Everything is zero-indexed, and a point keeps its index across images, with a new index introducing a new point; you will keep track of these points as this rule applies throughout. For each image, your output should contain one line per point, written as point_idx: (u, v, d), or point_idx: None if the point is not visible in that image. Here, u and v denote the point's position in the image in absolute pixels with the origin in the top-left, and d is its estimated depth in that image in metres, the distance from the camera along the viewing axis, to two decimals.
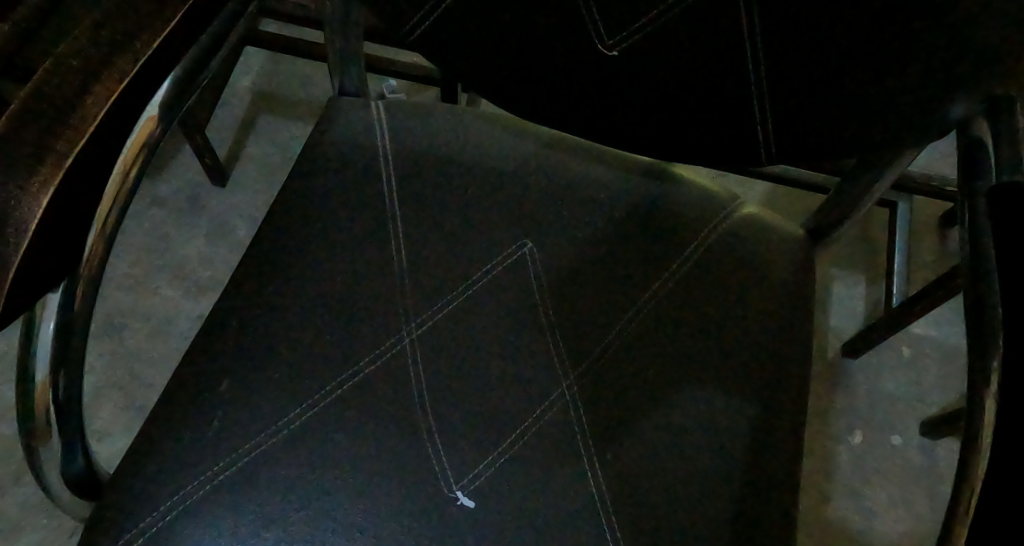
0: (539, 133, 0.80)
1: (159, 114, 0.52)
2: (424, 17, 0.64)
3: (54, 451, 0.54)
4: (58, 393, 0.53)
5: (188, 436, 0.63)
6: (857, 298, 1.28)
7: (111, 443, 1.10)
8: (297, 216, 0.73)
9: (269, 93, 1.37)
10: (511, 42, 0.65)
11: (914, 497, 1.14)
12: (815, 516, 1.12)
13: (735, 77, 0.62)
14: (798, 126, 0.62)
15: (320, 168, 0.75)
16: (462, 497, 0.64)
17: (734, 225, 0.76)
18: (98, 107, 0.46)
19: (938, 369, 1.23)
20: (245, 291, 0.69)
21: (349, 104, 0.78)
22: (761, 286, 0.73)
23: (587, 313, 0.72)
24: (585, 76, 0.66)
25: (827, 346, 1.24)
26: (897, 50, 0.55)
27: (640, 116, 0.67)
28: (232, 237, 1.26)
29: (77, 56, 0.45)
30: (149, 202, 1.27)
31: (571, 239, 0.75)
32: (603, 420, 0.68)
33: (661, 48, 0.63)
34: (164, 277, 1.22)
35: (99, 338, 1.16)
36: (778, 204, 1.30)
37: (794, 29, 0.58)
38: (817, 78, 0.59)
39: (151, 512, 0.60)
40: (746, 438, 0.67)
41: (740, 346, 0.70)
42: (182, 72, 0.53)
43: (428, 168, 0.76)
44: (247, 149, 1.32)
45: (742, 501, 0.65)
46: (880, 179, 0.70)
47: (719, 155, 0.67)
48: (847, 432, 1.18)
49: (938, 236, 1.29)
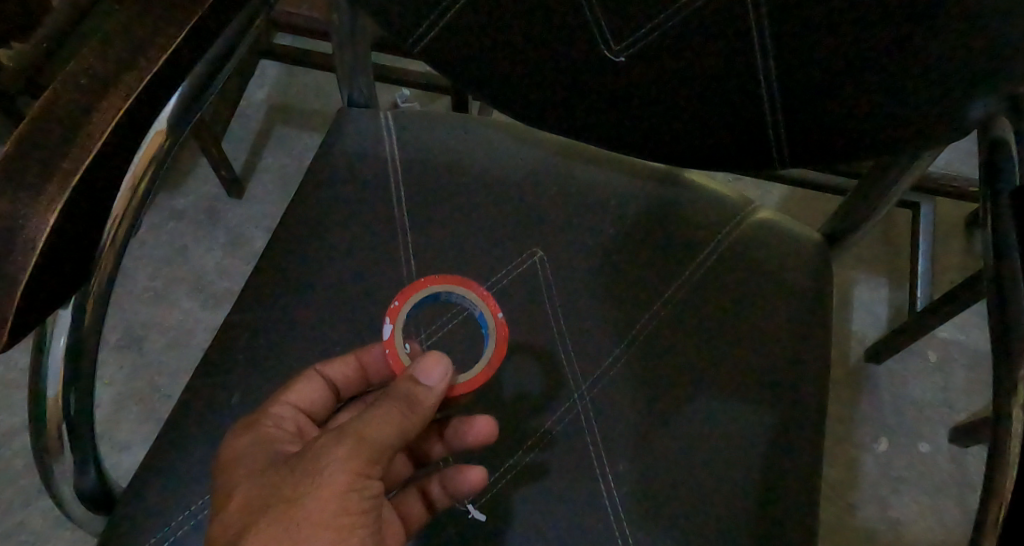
0: (548, 141, 0.79)
1: (167, 129, 0.52)
2: (429, 29, 0.64)
3: (66, 467, 0.54)
4: (69, 409, 0.53)
5: (199, 451, 0.64)
6: (880, 301, 1.25)
7: (132, 456, 1.11)
8: (306, 226, 0.73)
9: (285, 104, 1.37)
10: (519, 50, 0.64)
11: (942, 505, 1.11)
12: (839, 525, 1.11)
13: (747, 82, 0.61)
14: (811, 129, 0.61)
15: (329, 179, 0.75)
16: (473, 510, 0.64)
17: (751, 229, 0.75)
18: (104, 124, 0.47)
19: (965, 373, 1.20)
20: (255, 304, 0.70)
21: (358, 113, 0.78)
22: (779, 292, 0.71)
23: (599, 322, 0.71)
24: (596, 81, 0.65)
25: (850, 351, 1.21)
26: (910, 52, 0.54)
27: (652, 123, 0.66)
28: (250, 249, 1.26)
29: (86, 74, 0.47)
30: (168, 215, 1.28)
31: (582, 245, 0.74)
32: (615, 431, 0.67)
33: (670, 54, 0.62)
34: (183, 289, 1.22)
35: (121, 350, 1.17)
36: (795, 206, 1.29)
37: (807, 31, 0.56)
38: (830, 83, 0.58)
39: (180, 513, 0.63)
40: (765, 448, 0.67)
41: (755, 352, 0.69)
42: (189, 86, 0.53)
43: (437, 177, 0.76)
44: (264, 160, 1.33)
45: (758, 511, 0.65)
46: (899, 183, 0.69)
47: (731, 159, 0.66)
48: (872, 439, 1.16)
49: (963, 237, 1.26)
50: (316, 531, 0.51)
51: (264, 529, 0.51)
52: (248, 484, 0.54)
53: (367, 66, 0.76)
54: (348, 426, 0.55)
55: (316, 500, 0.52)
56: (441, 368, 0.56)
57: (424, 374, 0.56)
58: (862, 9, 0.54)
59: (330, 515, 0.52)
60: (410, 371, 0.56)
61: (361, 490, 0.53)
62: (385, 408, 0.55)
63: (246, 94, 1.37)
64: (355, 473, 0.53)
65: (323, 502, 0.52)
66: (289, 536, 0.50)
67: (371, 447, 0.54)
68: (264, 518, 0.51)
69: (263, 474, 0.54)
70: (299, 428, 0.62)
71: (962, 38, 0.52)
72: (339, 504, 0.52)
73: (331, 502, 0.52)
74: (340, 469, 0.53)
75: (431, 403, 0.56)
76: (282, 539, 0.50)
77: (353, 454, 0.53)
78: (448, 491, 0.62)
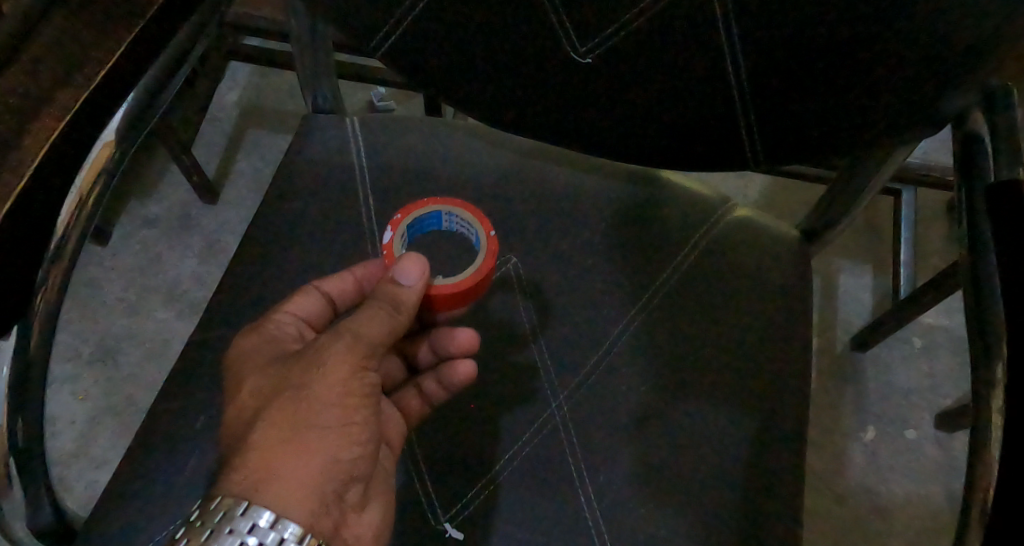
0: (518, 143, 0.77)
1: (115, 139, 0.52)
2: (387, 33, 0.63)
3: (15, 503, 0.52)
4: (17, 438, 0.52)
5: (166, 474, 0.63)
6: (865, 289, 1.24)
7: (108, 471, 1.09)
8: (272, 240, 0.71)
9: (256, 106, 1.34)
10: (477, 54, 0.63)
11: (929, 490, 1.11)
12: (825, 515, 1.10)
13: (714, 80, 0.59)
14: (783, 125, 0.60)
15: (295, 191, 0.73)
16: (450, 529, 0.64)
17: (728, 227, 0.73)
18: (38, 147, 0.46)
19: (950, 358, 1.19)
20: (221, 321, 0.69)
21: (322, 120, 0.76)
22: (760, 292, 0.70)
23: (574, 329, 0.70)
24: (562, 84, 0.63)
25: (835, 340, 1.21)
26: (866, 50, 0.53)
27: (629, 122, 0.64)
28: (225, 255, 1.24)
29: (13, 93, 0.45)
30: (140, 222, 1.25)
31: (557, 249, 0.72)
32: (594, 438, 0.66)
33: (634, 54, 0.60)
34: (158, 299, 1.20)
35: (95, 364, 1.16)
36: (775, 196, 1.28)
37: (771, 29, 0.55)
38: (792, 81, 0.57)
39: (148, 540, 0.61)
40: (748, 452, 0.65)
41: (733, 352, 0.68)
42: (139, 99, 0.52)
43: (405, 184, 0.74)
44: (237, 164, 1.30)
45: (742, 516, 0.63)
46: (877, 175, 0.67)
47: (700, 156, 0.64)
48: (859, 428, 1.15)
49: (945, 223, 1.26)
50: (326, 406, 0.53)
51: (279, 408, 0.53)
52: (259, 374, 0.56)
53: (329, 73, 0.74)
54: (348, 322, 0.57)
55: (323, 384, 0.54)
56: (417, 266, 0.59)
57: (402, 274, 0.59)
58: (820, 8, 0.52)
59: (336, 396, 0.54)
60: (390, 274, 0.59)
61: (361, 380, 0.55)
62: (374, 311, 0.57)
63: (216, 97, 1.34)
64: (354, 365, 0.55)
65: (329, 384, 0.54)
66: (302, 409, 0.53)
67: (372, 339, 0.56)
68: (276, 400, 0.53)
69: (274, 365, 0.56)
70: (301, 336, 0.62)
71: (924, 31, 0.51)
72: (343, 388, 0.54)
73: (337, 386, 0.54)
74: (343, 359, 0.55)
75: (413, 300, 0.59)
76: (293, 410, 0.53)
77: (353, 345, 0.55)
78: (437, 388, 0.65)
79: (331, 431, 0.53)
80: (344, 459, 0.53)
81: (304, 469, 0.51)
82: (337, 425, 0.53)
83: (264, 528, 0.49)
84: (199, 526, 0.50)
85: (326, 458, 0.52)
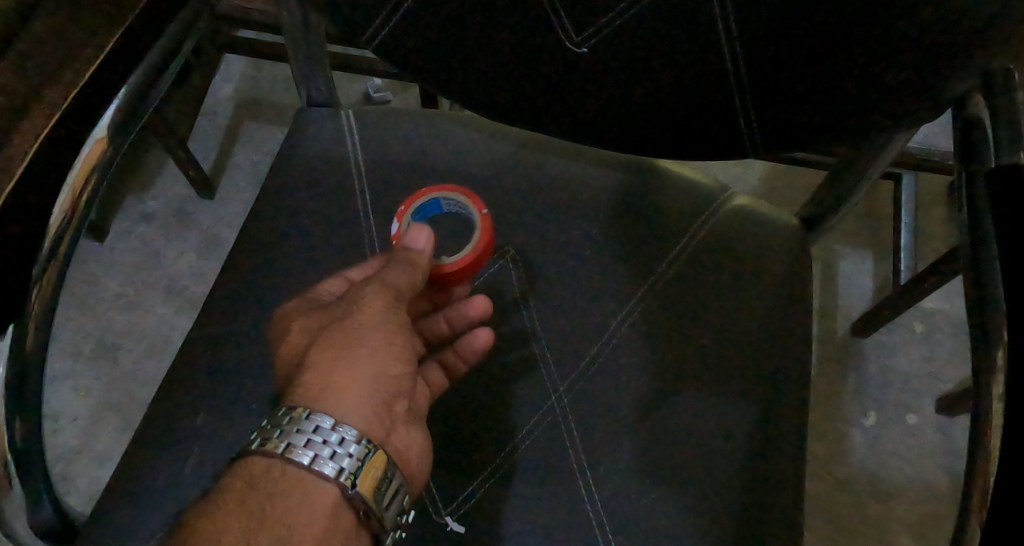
0: (515, 133, 0.76)
1: (107, 136, 0.51)
2: (382, 24, 0.62)
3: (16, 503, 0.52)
4: (16, 439, 0.52)
5: (166, 471, 0.63)
6: (864, 274, 1.24)
7: (110, 466, 1.09)
8: (268, 235, 0.71)
9: (252, 99, 1.34)
10: (474, 44, 0.62)
11: (931, 473, 1.11)
12: (827, 501, 1.10)
13: (713, 69, 0.59)
14: (785, 112, 0.59)
15: (291, 186, 0.73)
16: (451, 522, 0.64)
17: (726, 216, 0.72)
18: (26, 146, 0.45)
19: (952, 342, 1.18)
20: (220, 318, 0.68)
21: (317, 114, 0.76)
22: (760, 282, 0.69)
23: (574, 320, 0.69)
24: (559, 74, 0.63)
25: (835, 327, 1.20)
26: (865, 35, 0.52)
27: (628, 112, 0.64)
28: (223, 249, 1.23)
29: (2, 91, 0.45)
30: (138, 218, 1.25)
31: (555, 239, 0.72)
32: (595, 428, 0.66)
33: (631, 42, 0.60)
34: (158, 295, 1.20)
35: (95, 361, 1.16)
36: (775, 183, 1.27)
37: (769, 16, 0.55)
38: (793, 68, 0.56)
39: (148, 538, 0.61)
40: (749, 439, 0.65)
41: (732, 340, 0.68)
42: (132, 93, 0.52)
43: (402, 176, 0.74)
44: (234, 158, 1.29)
45: (744, 503, 0.63)
46: (876, 159, 0.66)
47: (700, 146, 0.64)
48: (860, 413, 1.15)
49: (945, 206, 1.25)
50: (371, 327, 0.58)
51: (330, 334, 0.58)
52: (306, 315, 0.61)
53: (323, 66, 0.74)
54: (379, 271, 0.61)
55: (365, 312, 0.59)
56: (424, 233, 0.63)
57: (411, 241, 0.63)
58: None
59: (378, 320, 0.59)
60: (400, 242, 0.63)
61: (397, 311, 0.60)
62: (395, 264, 0.61)
63: (211, 91, 1.34)
64: (391, 298, 0.60)
65: (371, 310, 0.59)
66: (348, 332, 0.58)
67: (400, 289, 0.61)
68: (325, 330, 0.59)
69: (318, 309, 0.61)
70: None
71: (924, 16, 0.50)
72: (382, 315, 0.59)
73: (377, 313, 0.59)
74: (378, 295, 0.59)
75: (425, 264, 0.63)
76: (341, 334, 0.58)
77: (385, 284, 0.60)
78: (455, 360, 0.66)
79: (376, 349, 0.58)
80: (392, 373, 0.58)
81: (358, 376, 0.56)
82: (382, 344, 0.58)
83: (328, 429, 0.54)
84: (268, 429, 0.54)
85: (375, 369, 0.57)
